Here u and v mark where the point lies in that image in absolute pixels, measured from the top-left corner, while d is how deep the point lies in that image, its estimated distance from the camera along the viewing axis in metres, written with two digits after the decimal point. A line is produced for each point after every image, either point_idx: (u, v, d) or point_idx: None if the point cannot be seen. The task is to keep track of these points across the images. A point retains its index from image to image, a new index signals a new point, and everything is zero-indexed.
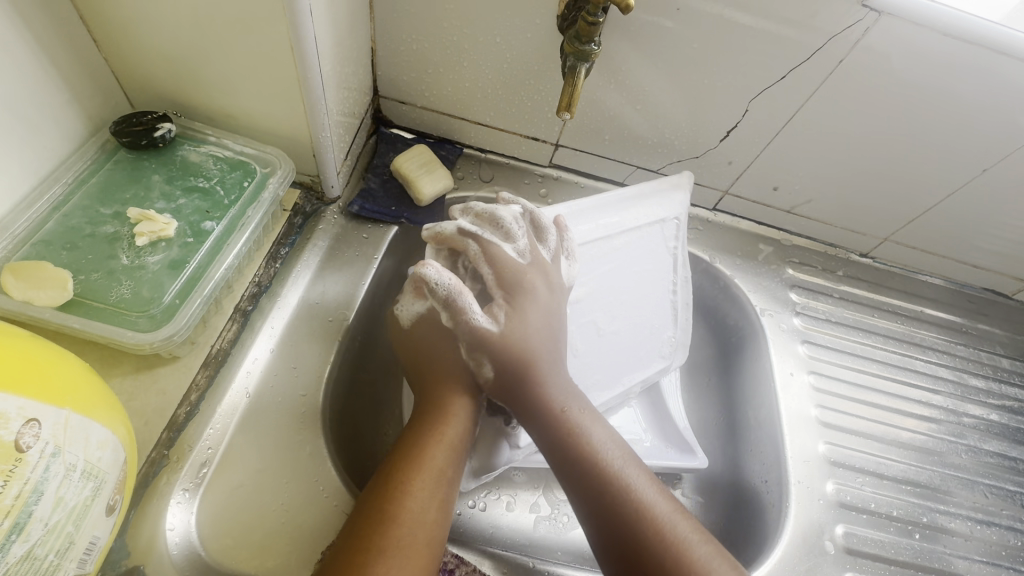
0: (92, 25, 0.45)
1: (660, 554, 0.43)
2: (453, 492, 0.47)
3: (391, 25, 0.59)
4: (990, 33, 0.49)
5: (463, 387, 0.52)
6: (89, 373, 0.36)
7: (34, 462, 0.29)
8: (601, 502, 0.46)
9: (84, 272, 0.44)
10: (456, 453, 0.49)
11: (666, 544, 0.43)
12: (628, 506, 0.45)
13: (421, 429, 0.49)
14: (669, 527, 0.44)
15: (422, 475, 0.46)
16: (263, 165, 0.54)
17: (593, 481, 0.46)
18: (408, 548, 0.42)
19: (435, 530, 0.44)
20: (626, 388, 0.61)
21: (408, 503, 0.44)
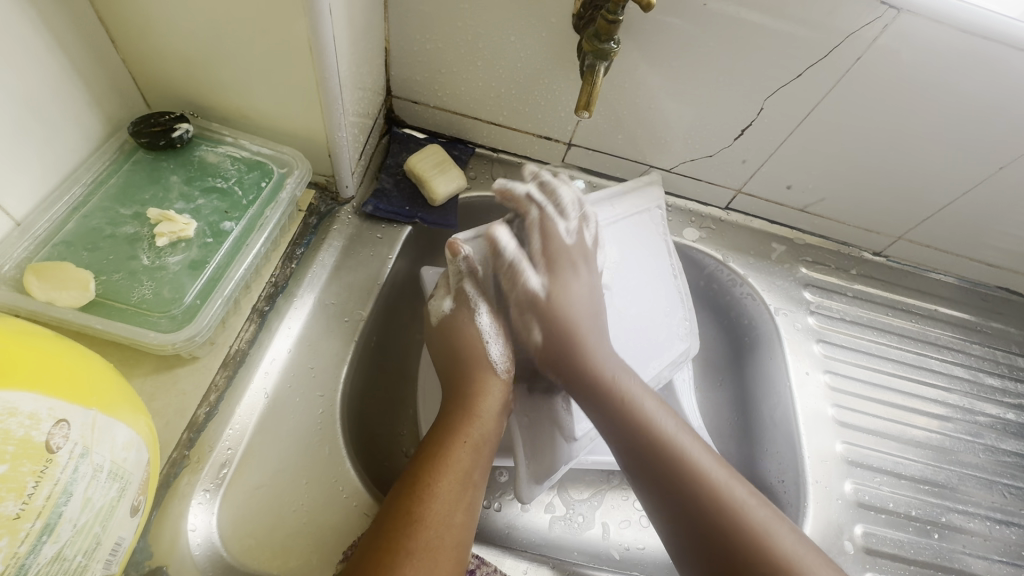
0: (111, 26, 0.45)
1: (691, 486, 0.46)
2: (477, 494, 0.48)
3: (405, 24, 0.59)
4: (1009, 30, 0.48)
5: (485, 392, 0.53)
6: (112, 373, 0.36)
7: (63, 463, 0.29)
8: (659, 467, 0.48)
9: (105, 273, 0.44)
10: (480, 455, 0.49)
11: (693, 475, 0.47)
12: (655, 441, 0.49)
13: (447, 429, 0.50)
14: (695, 461, 0.48)
15: (446, 476, 0.46)
16: (280, 166, 0.54)
17: (620, 414, 0.51)
18: (435, 550, 0.42)
19: (460, 533, 0.44)
20: (657, 372, 0.62)
21: (434, 505, 0.44)
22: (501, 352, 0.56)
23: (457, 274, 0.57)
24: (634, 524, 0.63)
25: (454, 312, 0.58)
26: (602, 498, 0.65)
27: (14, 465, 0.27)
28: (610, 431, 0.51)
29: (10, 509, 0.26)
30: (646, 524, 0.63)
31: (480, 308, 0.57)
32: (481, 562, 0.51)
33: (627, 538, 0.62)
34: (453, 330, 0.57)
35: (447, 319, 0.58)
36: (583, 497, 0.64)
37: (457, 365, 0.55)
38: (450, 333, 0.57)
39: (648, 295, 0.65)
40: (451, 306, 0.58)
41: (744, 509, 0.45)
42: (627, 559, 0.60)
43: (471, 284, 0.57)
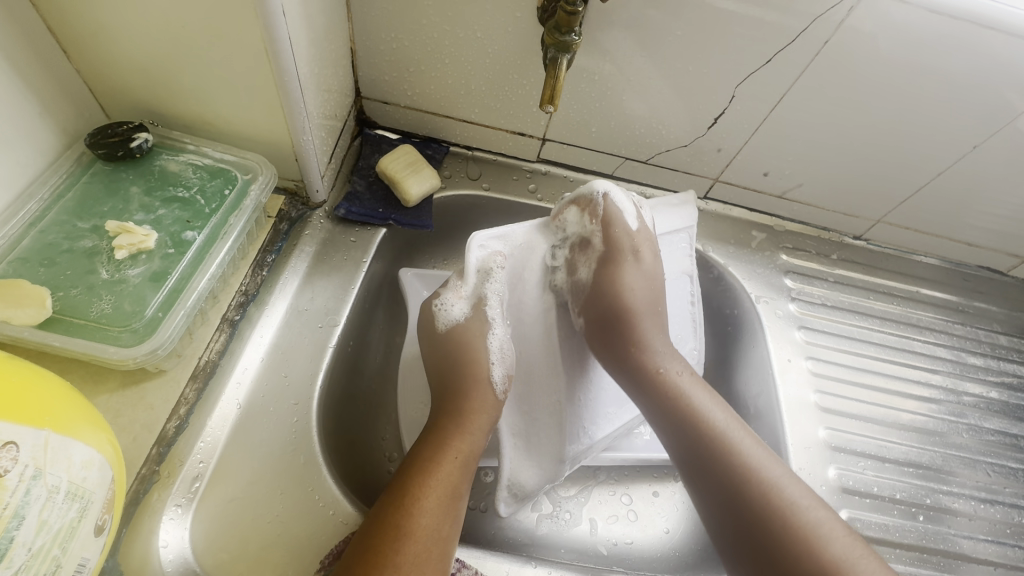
0: (62, 37, 0.44)
1: (722, 461, 0.47)
2: (464, 505, 0.48)
3: (370, 24, 0.58)
4: (972, 8, 0.48)
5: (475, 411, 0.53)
6: (68, 391, 0.35)
7: (12, 486, 0.28)
8: (705, 454, 0.48)
9: (63, 289, 0.43)
10: (469, 468, 0.49)
11: (722, 452, 0.47)
12: (682, 410, 0.50)
13: (436, 440, 0.49)
14: (725, 434, 0.48)
15: (430, 490, 0.45)
16: (244, 172, 0.53)
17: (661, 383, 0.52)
18: (423, 564, 0.42)
19: (446, 544, 0.44)
20: None
21: (421, 519, 0.44)
22: (503, 374, 0.56)
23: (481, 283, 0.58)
24: (621, 519, 0.63)
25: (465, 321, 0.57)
26: (590, 493, 0.64)
27: None
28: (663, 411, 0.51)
29: None
30: (634, 518, 0.63)
31: (494, 327, 0.57)
32: (463, 565, 0.50)
33: (615, 534, 0.62)
34: (464, 340, 0.56)
35: (456, 326, 0.57)
36: (569, 494, 0.63)
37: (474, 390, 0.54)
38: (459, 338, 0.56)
39: None
40: (465, 313, 0.57)
41: (796, 499, 0.44)
42: (614, 554, 0.60)
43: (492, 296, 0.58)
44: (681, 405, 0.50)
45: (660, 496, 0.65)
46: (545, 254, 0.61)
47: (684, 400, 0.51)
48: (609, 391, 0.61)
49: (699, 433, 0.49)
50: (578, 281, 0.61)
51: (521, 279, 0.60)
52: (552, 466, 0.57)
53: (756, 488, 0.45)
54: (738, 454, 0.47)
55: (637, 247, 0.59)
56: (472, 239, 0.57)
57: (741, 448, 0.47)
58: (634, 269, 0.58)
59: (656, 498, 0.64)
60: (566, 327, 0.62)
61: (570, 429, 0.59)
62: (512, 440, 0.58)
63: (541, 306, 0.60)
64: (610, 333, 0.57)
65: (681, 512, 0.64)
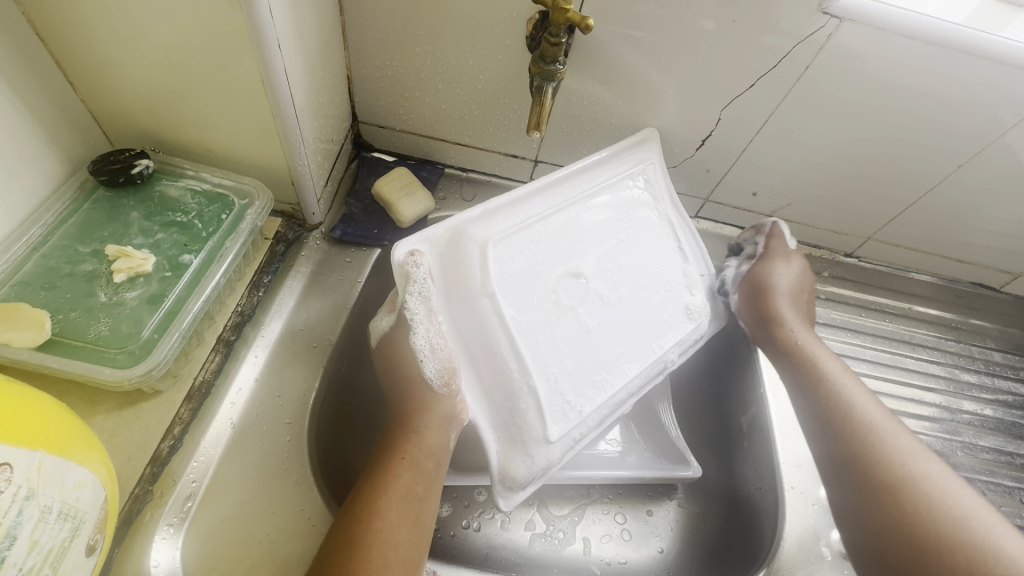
0: (69, 70, 0.46)
1: (880, 457, 0.50)
2: (426, 507, 0.48)
3: (365, 52, 0.60)
4: (953, 32, 0.49)
5: (427, 409, 0.50)
6: (64, 413, 0.36)
7: (6, 506, 0.29)
8: (851, 452, 0.51)
9: (62, 311, 0.44)
10: (421, 469, 0.49)
11: (880, 450, 0.50)
12: (843, 413, 0.53)
13: (387, 449, 0.50)
14: (881, 438, 0.51)
15: (390, 495, 0.46)
16: (241, 196, 0.54)
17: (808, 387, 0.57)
18: (379, 569, 0.43)
19: (408, 550, 0.45)
20: (658, 355, 0.54)
21: (377, 524, 0.44)
22: (438, 368, 0.50)
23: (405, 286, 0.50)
24: (615, 538, 0.63)
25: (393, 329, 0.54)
26: (584, 512, 0.64)
27: None
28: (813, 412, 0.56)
29: None
30: (628, 538, 0.63)
31: (420, 327, 0.50)
32: None
33: (609, 553, 0.61)
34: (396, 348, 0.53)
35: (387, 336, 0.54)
36: (563, 513, 0.64)
37: (416, 390, 0.52)
38: (393, 344, 0.54)
39: (642, 270, 0.57)
40: (392, 323, 0.53)
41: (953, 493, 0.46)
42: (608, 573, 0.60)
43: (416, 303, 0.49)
44: (840, 411, 0.54)
45: (654, 515, 0.65)
46: (474, 235, 0.51)
47: (844, 409, 0.54)
48: (596, 358, 0.52)
49: (845, 433, 0.52)
50: (522, 256, 0.52)
51: (460, 267, 0.50)
52: (544, 453, 0.49)
53: (899, 485, 0.47)
54: (894, 451, 0.50)
55: (787, 282, 0.63)
56: (396, 245, 0.50)
57: (884, 439, 0.50)
58: (787, 305, 0.62)
59: (650, 517, 0.64)
60: (524, 303, 0.50)
61: (555, 409, 0.49)
62: (496, 428, 0.49)
63: (486, 288, 0.49)
64: (779, 344, 0.61)
65: (674, 532, 0.64)
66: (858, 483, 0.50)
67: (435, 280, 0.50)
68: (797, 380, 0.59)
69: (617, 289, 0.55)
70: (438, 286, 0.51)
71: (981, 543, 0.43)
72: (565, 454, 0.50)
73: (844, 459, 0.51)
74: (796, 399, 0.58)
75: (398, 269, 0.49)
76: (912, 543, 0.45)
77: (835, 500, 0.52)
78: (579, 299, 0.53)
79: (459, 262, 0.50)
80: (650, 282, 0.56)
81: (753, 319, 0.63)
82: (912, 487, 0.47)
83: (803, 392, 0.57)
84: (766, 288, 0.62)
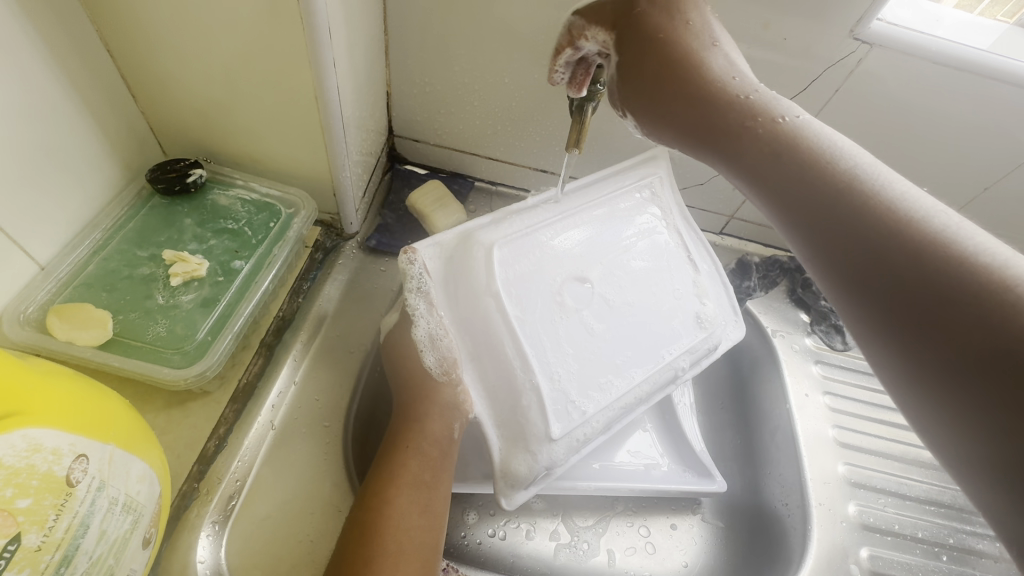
0: (133, 84, 0.49)
1: (871, 209, 0.31)
2: (437, 494, 0.49)
3: (405, 70, 0.62)
4: (983, 60, 0.50)
5: (431, 397, 0.51)
6: (128, 410, 0.38)
7: (82, 496, 0.30)
8: (860, 233, 0.31)
9: (123, 312, 0.46)
10: (428, 457, 0.50)
11: (861, 205, 0.31)
12: (829, 169, 0.33)
13: (394, 439, 0.51)
14: (862, 195, 0.32)
15: (399, 484, 0.47)
16: (288, 206, 0.57)
17: (797, 155, 0.35)
18: (393, 555, 0.44)
19: (422, 536, 0.46)
20: (669, 361, 0.54)
21: (388, 512, 0.45)
22: (437, 359, 0.52)
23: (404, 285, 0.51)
24: (640, 551, 0.63)
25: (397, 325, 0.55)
26: (608, 524, 0.64)
27: (38, 499, 0.28)
28: (799, 194, 0.34)
29: (32, 541, 0.28)
30: (653, 551, 0.63)
31: (422, 323, 0.51)
32: None
33: (633, 566, 0.62)
34: (403, 347, 0.54)
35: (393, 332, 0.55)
36: (588, 524, 0.64)
37: (420, 383, 0.53)
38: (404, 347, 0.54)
39: (650, 275, 0.56)
40: (397, 319, 0.55)
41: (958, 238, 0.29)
42: None
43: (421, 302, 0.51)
44: (801, 179, 0.34)
45: (678, 529, 0.65)
46: (481, 237, 0.52)
47: (802, 163, 0.34)
48: (602, 360, 0.52)
49: (816, 205, 0.33)
50: (527, 260, 0.52)
51: (465, 268, 0.51)
52: (547, 452, 0.48)
53: (915, 235, 0.29)
54: (887, 206, 0.31)
55: (710, 30, 0.42)
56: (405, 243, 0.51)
57: (864, 190, 0.32)
58: (702, 47, 0.41)
59: (674, 531, 0.64)
60: (528, 304, 0.51)
61: (560, 408, 0.49)
62: (496, 429, 0.50)
63: (491, 289, 0.50)
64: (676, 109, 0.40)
65: (699, 546, 0.64)
66: (861, 263, 0.31)
67: (440, 281, 0.51)
68: (699, 104, 0.39)
69: (622, 292, 0.55)
70: (444, 288, 0.51)
71: (952, 236, 0.29)
72: (566, 454, 0.49)
73: (819, 232, 0.33)
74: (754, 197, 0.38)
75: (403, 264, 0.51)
76: (892, 254, 0.30)
77: (825, 306, 0.33)
78: (584, 302, 0.53)
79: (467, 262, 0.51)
80: (660, 290, 0.56)
81: (648, 111, 0.42)
82: (911, 216, 0.30)
83: (746, 170, 0.37)
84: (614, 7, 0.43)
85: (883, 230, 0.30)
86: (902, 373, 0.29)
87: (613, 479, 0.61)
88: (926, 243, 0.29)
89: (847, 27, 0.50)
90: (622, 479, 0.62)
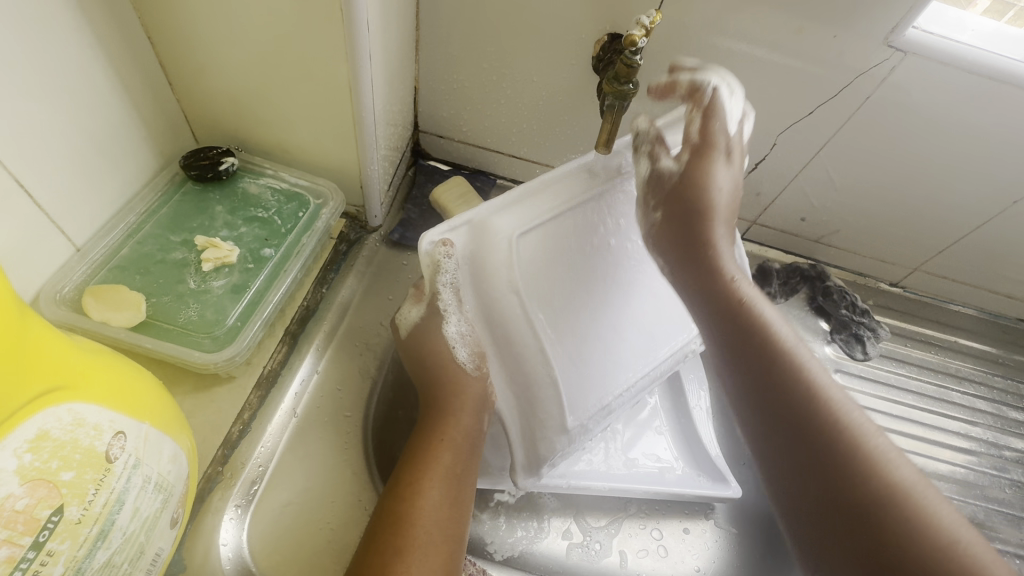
0: (171, 73, 0.50)
1: (795, 379, 0.41)
2: (467, 488, 0.48)
3: (435, 65, 0.63)
4: (1018, 71, 0.50)
5: (460, 392, 0.52)
6: (161, 391, 0.38)
7: (119, 472, 0.31)
8: (767, 371, 0.42)
9: (155, 296, 0.47)
10: (461, 452, 0.50)
11: (785, 371, 0.42)
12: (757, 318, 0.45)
13: (425, 431, 0.51)
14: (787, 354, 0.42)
15: (430, 475, 0.47)
16: (316, 197, 0.57)
17: (730, 298, 0.47)
18: (424, 545, 0.43)
19: (451, 527, 0.46)
20: (682, 344, 0.57)
21: (419, 502, 0.45)
22: (470, 353, 0.52)
23: (434, 277, 0.50)
24: (651, 553, 0.63)
25: (424, 321, 0.54)
26: (620, 526, 0.64)
27: (80, 473, 0.29)
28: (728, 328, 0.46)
29: (73, 513, 0.29)
30: (665, 553, 0.63)
31: (448, 316, 0.51)
32: None
33: (644, 567, 0.62)
34: (428, 341, 0.54)
35: (416, 329, 0.55)
36: (600, 525, 0.64)
37: (446, 374, 0.53)
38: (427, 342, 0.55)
39: None
40: (421, 314, 0.54)
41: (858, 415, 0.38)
42: None
43: (446, 293, 0.50)
44: (732, 311, 0.46)
45: (690, 533, 0.65)
46: (498, 224, 0.49)
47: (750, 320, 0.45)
48: (621, 348, 0.54)
49: (743, 335, 0.45)
50: (547, 240, 0.50)
51: (484, 256, 0.48)
52: (564, 440, 0.50)
53: (820, 410, 0.39)
54: (808, 377, 0.41)
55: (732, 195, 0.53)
56: (424, 236, 0.48)
57: (788, 352, 0.42)
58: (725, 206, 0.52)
59: (686, 535, 0.64)
60: (548, 299, 0.49)
61: (580, 398, 0.50)
62: (516, 421, 0.50)
63: (512, 284, 0.48)
64: (676, 231, 0.51)
65: (711, 551, 0.64)
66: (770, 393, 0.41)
67: (462, 269, 0.49)
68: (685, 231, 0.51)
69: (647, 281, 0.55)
70: (463, 278, 0.50)
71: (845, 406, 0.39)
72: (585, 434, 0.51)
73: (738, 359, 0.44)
74: (673, 274, 0.51)
75: (424, 263, 0.48)
76: (800, 410, 0.40)
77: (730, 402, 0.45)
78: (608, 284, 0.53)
79: (486, 252, 0.48)
80: None
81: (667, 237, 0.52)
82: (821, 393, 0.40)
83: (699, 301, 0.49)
84: (685, 149, 0.51)
85: (804, 392, 0.40)
86: (772, 472, 0.41)
87: (627, 479, 0.61)
88: (816, 407, 0.39)
89: (881, 35, 0.50)
90: (637, 480, 0.62)
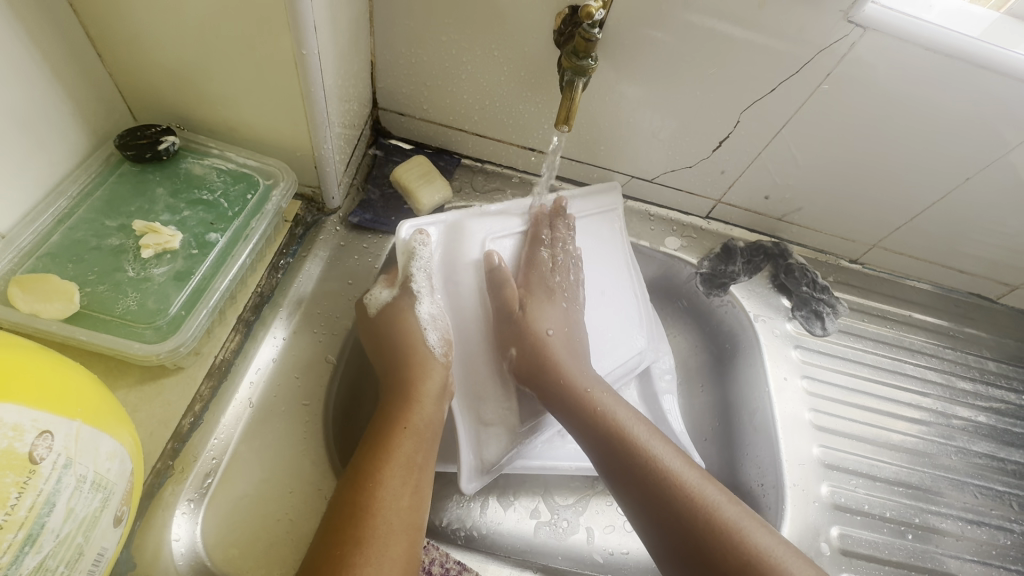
0: (99, 44, 0.46)
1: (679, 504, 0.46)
2: (425, 478, 0.48)
3: (390, 39, 0.60)
4: (971, 48, 0.50)
5: (426, 374, 0.52)
6: (98, 385, 0.36)
7: (47, 473, 0.29)
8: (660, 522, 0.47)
9: (91, 285, 0.44)
10: (422, 440, 0.49)
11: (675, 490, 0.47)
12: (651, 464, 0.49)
13: (387, 418, 0.50)
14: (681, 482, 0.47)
15: (391, 463, 0.46)
16: (266, 177, 0.54)
17: (621, 449, 0.50)
18: (384, 535, 0.43)
19: (411, 517, 0.45)
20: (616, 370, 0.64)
21: (380, 492, 0.45)
22: (439, 337, 0.55)
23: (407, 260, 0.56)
24: (618, 529, 0.63)
25: (395, 300, 0.56)
26: (588, 503, 0.65)
27: None
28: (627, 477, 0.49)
29: None
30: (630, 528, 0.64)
31: (421, 296, 0.56)
32: (463, 568, 0.54)
33: (611, 543, 0.62)
34: (395, 321, 0.55)
35: (386, 310, 0.56)
36: (568, 503, 0.64)
37: (412, 355, 0.54)
38: (392, 324, 0.55)
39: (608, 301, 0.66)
40: (392, 296, 0.56)
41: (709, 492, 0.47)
42: (610, 563, 0.61)
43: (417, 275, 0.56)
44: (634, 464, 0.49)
45: None
46: (471, 229, 0.59)
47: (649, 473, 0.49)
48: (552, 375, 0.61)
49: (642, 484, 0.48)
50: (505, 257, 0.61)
51: (456, 254, 0.58)
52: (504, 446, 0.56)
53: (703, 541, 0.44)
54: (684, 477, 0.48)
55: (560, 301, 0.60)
56: (403, 221, 0.56)
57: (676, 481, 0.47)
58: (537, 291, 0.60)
59: None
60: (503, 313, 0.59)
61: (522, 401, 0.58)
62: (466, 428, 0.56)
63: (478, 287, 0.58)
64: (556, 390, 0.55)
65: None
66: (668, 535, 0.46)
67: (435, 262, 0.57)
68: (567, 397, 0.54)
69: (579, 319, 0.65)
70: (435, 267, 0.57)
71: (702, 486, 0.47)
72: (525, 438, 0.57)
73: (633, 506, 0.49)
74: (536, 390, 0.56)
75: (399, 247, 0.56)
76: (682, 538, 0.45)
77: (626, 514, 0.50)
78: None
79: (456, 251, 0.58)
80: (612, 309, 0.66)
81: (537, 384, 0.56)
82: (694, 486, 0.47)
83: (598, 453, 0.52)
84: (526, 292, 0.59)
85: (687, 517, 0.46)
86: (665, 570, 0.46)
87: None
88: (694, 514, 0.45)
89: (841, 11, 0.49)
90: None
